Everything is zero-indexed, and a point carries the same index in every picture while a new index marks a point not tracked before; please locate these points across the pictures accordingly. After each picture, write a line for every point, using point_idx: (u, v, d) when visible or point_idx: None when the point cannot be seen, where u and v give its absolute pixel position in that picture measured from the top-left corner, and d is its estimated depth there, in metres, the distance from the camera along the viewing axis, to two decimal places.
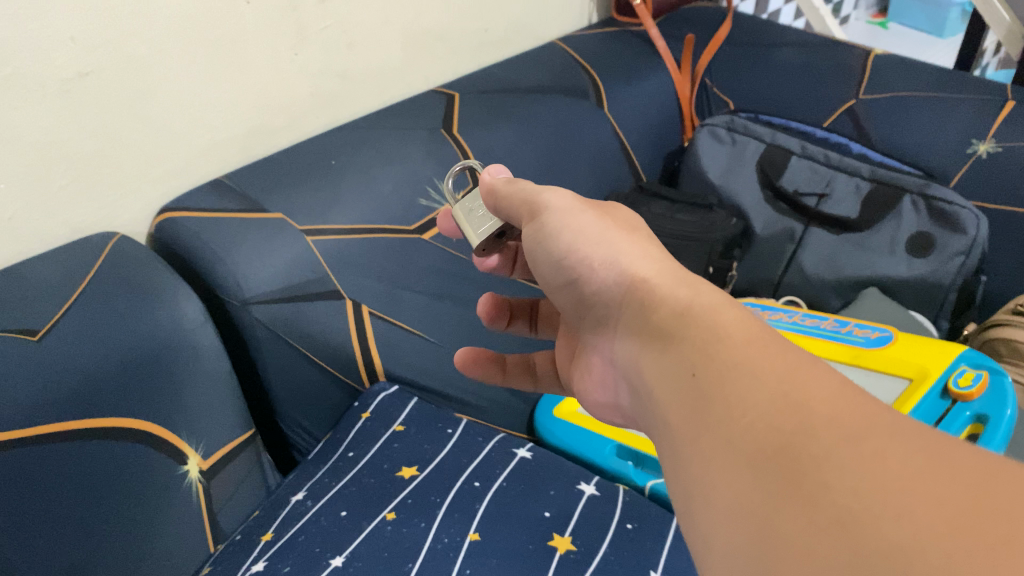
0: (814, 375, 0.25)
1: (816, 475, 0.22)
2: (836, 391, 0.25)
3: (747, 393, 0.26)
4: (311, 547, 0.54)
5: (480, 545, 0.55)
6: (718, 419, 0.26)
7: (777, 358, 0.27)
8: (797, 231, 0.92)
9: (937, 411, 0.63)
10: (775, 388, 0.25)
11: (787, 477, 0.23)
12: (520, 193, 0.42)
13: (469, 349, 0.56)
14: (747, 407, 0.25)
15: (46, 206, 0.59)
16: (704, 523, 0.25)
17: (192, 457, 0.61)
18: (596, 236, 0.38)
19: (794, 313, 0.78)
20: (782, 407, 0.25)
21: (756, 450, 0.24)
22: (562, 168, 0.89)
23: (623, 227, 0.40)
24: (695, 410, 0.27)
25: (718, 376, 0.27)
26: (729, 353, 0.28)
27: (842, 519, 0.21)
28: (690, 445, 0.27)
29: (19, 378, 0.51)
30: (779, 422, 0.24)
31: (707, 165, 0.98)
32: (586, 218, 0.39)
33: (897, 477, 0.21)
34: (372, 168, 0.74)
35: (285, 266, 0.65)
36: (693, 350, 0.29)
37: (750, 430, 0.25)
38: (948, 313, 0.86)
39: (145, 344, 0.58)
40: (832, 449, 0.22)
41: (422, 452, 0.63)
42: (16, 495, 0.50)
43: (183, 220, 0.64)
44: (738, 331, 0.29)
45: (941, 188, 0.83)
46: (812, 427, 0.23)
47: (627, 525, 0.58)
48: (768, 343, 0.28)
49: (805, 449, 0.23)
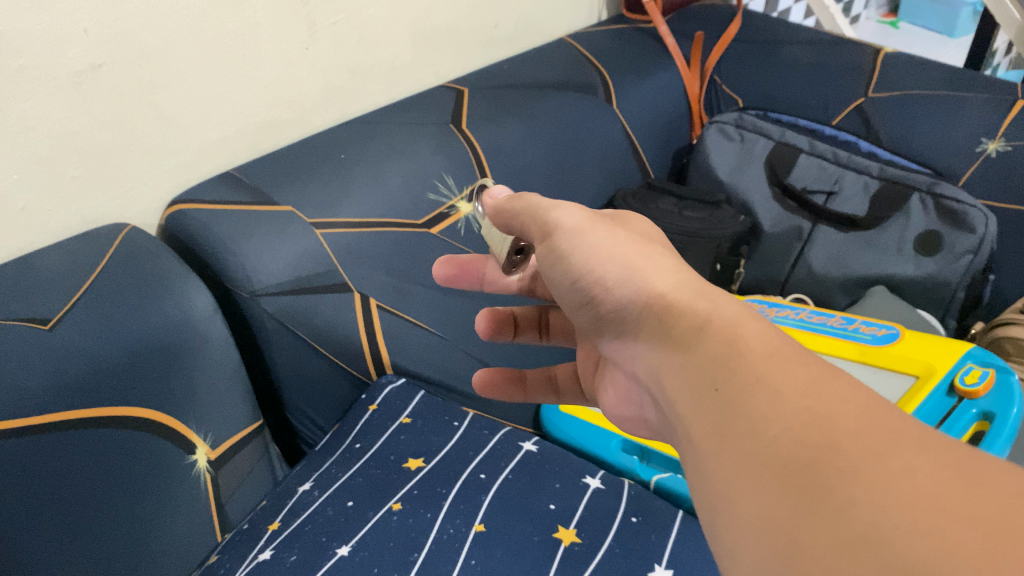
0: (837, 390, 0.26)
1: (842, 490, 0.22)
2: (861, 407, 0.25)
3: (772, 409, 0.26)
4: (317, 536, 0.54)
5: (485, 536, 0.55)
6: (742, 433, 0.26)
7: (800, 373, 0.27)
8: (805, 228, 0.92)
9: (943, 408, 0.63)
10: (799, 402, 0.26)
11: (814, 492, 0.23)
12: (535, 211, 0.44)
13: (486, 372, 0.57)
14: (772, 422, 0.26)
15: (59, 197, 0.60)
16: (729, 541, 0.25)
17: (200, 447, 0.62)
18: (604, 251, 0.39)
19: (801, 310, 0.78)
20: (807, 421, 0.25)
21: (782, 466, 0.24)
22: (571, 165, 0.90)
23: (637, 241, 0.40)
24: (717, 423, 0.28)
25: (741, 389, 0.28)
26: (751, 367, 0.28)
27: (869, 534, 0.21)
28: (713, 458, 0.27)
29: (31, 365, 0.52)
30: (805, 438, 0.24)
31: (716, 162, 0.98)
32: (596, 234, 0.40)
33: (925, 493, 0.21)
34: (381, 162, 0.74)
35: (294, 258, 0.65)
36: (712, 365, 0.30)
37: (775, 445, 0.25)
38: (955, 311, 0.85)
39: (155, 334, 0.58)
40: (857, 464, 0.23)
41: (428, 444, 0.64)
42: (26, 482, 0.50)
43: (191, 212, 0.64)
44: (760, 345, 0.29)
45: (951, 187, 0.82)
46: (838, 442, 0.24)
47: (633, 518, 0.58)
48: (791, 358, 0.28)
49: (831, 464, 0.23)
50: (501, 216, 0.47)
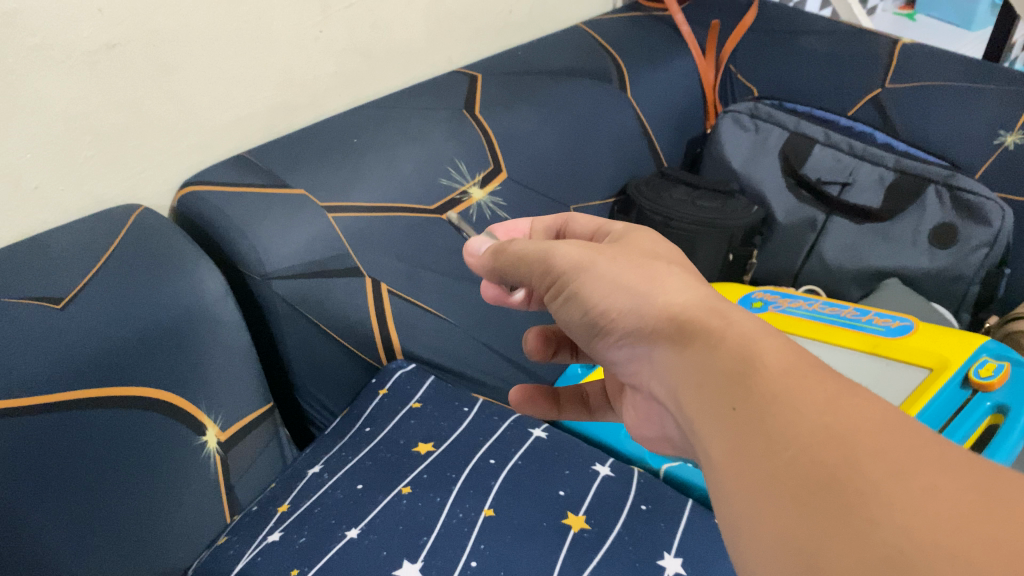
0: (854, 404, 0.25)
1: (863, 510, 0.21)
2: (878, 420, 0.24)
3: (789, 424, 0.25)
4: (327, 518, 0.54)
5: (495, 521, 0.55)
6: (760, 449, 0.25)
7: (815, 387, 0.26)
8: (819, 220, 0.91)
9: (957, 401, 0.62)
10: (816, 417, 0.25)
11: (835, 512, 0.22)
12: (532, 254, 0.41)
13: (523, 388, 0.54)
14: (789, 441, 0.25)
15: (73, 176, 0.60)
16: (755, 562, 0.24)
17: (210, 428, 0.62)
18: (611, 286, 0.36)
19: (814, 301, 0.77)
20: (825, 438, 0.24)
21: (801, 485, 0.23)
22: (582, 152, 0.89)
23: (639, 260, 0.37)
24: (733, 439, 0.27)
25: (756, 402, 0.26)
26: (766, 379, 0.27)
27: (892, 557, 0.20)
28: (731, 477, 0.26)
29: (48, 344, 0.52)
30: (822, 456, 0.23)
31: (729, 153, 0.98)
32: (601, 265, 0.37)
33: (947, 517, 0.20)
34: (394, 146, 0.74)
35: (306, 242, 0.65)
36: (727, 379, 0.28)
37: (793, 465, 0.24)
38: (969, 306, 0.85)
39: (168, 315, 0.59)
40: (879, 484, 0.22)
41: (438, 429, 0.64)
42: (43, 459, 0.51)
43: (202, 194, 0.64)
44: (773, 356, 0.28)
45: (966, 178, 0.81)
46: (857, 461, 0.23)
47: (642, 506, 0.58)
48: (805, 370, 0.27)
49: (852, 485, 0.22)
50: (500, 265, 0.44)
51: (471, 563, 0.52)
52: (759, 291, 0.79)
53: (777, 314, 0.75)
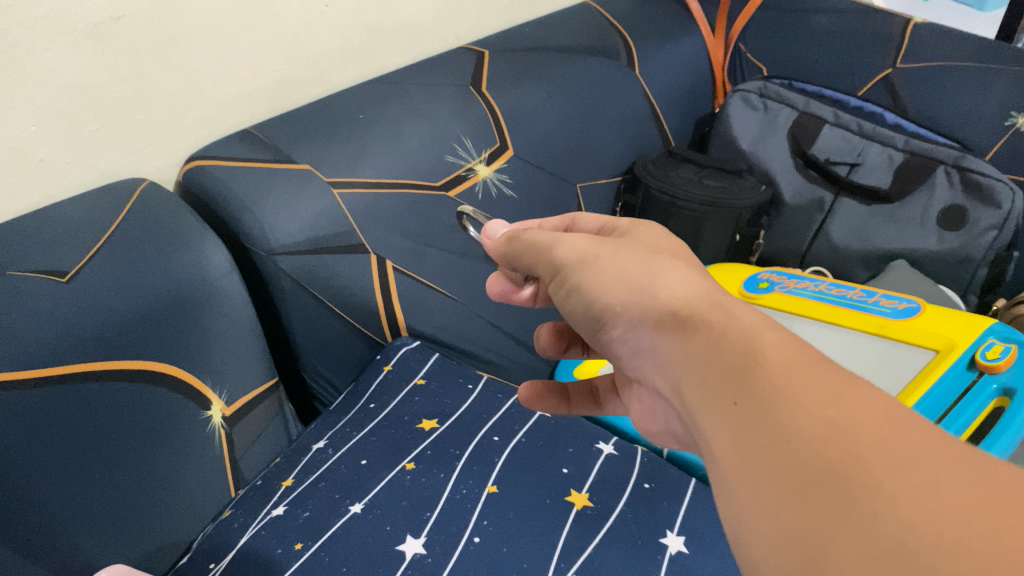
0: (858, 396, 0.24)
1: (866, 504, 0.20)
2: (882, 413, 0.23)
3: (791, 417, 0.24)
4: (331, 493, 0.55)
5: (498, 498, 0.55)
6: (759, 441, 0.24)
7: (819, 379, 0.25)
8: (827, 200, 0.90)
9: (963, 383, 0.61)
10: (819, 411, 0.23)
11: (835, 505, 0.21)
12: (537, 248, 0.41)
13: (531, 385, 0.52)
14: (791, 433, 0.23)
15: (79, 150, 0.59)
16: (751, 558, 0.23)
17: (215, 403, 0.62)
18: (611, 279, 0.35)
19: (820, 282, 0.76)
20: (827, 431, 0.23)
21: (801, 479, 0.22)
22: (589, 131, 0.89)
23: (641, 255, 0.36)
24: (731, 431, 0.26)
25: (758, 392, 0.25)
26: (767, 371, 0.26)
27: (893, 549, 0.19)
28: (729, 471, 0.25)
29: (56, 317, 0.52)
30: (824, 450, 0.22)
31: (739, 132, 0.97)
32: (601, 261, 0.37)
33: (952, 510, 0.19)
34: (401, 121, 0.73)
35: (311, 218, 0.65)
36: (728, 372, 0.27)
37: (794, 457, 0.23)
38: (976, 288, 0.84)
39: (173, 289, 0.59)
40: (882, 477, 0.21)
41: (442, 405, 0.64)
42: (51, 431, 0.51)
43: (206, 168, 0.63)
44: (776, 349, 0.27)
45: (977, 160, 0.80)
46: (860, 455, 0.22)
47: (645, 484, 0.58)
48: (807, 363, 0.26)
49: (855, 478, 0.21)
50: (512, 246, 0.44)
51: (474, 539, 0.52)
52: (766, 272, 0.79)
53: (783, 295, 0.75)
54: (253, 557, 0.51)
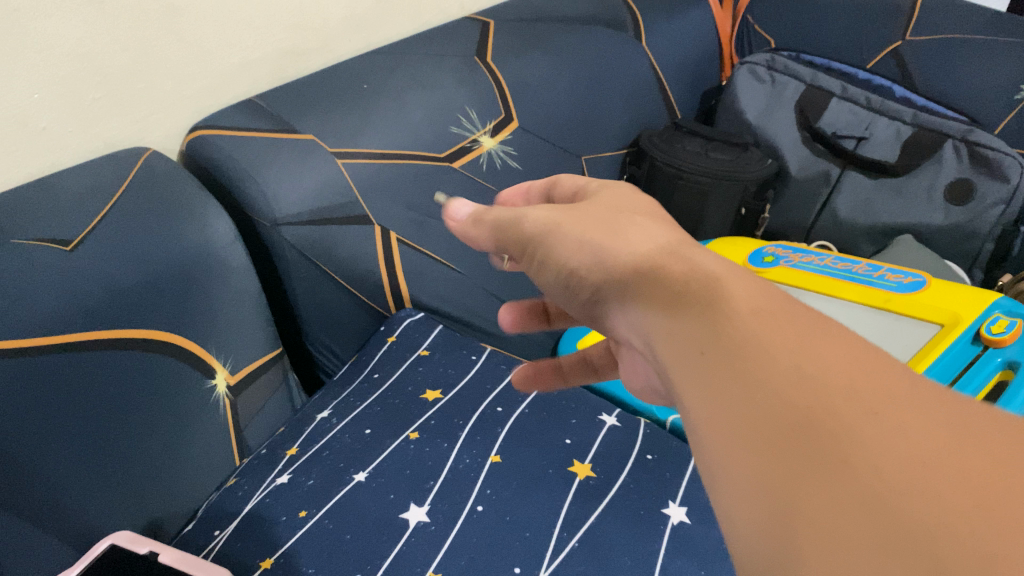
0: (827, 341, 0.22)
1: (838, 451, 0.19)
2: (852, 357, 0.21)
3: (761, 367, 0.22)
4: (335, 462, 0.55)
5: (501, 468, 0.55)
6: (729, 392, 0.22)
7: (787, 327, 0.23)
8: (833, 173, 0.89)
9: (967, 357, 0.61)
10: (789, 359, 0.22)
11: (807, 456, 0.19)
12: (499, 222, 0.38)
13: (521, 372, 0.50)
14: (761, 382, 0.21)
15: (81, 118, 0.59)
16: (725, 519, 0.21)
17: (220, 372, 0.62)
18: (577, 243, 0.34)
19: (826, 257, 0.76)
20: (797, 379, 0.21)
21: (771, 431, 0.20)
22: (595, 103, 0.88)
23: (609, 216, 0.34)
24: (702, 386, 0.23)
25: (727, 343, 0.23)
26: (736, 322, 0.24)
27: (865, 498, 0.17)
28: (701, 426, 0.23)
29: (61, 286, 0.52)
30: (794, 397, 0.20)
31: (745, 105, 0.96)
32: (569, 226, 0.34)
33: (926, 451, 0.18)
34: (405, 91, 0.73)
35: (315, 188, 0.64)
36: (698, 325, 0.25)
37: (765, 407, 0.21)
38: (982, 263, 0.84)
39: (176, 260, 0.59)
40: (854, 421, 0.19)
41: (445, 376, 0.64)
42: (59, 399, 0.51)
43: (210, 137, 0.63)
44: (746, 298, 0.25)
45: (985, 134, 0.80)
46: (830, 400, 0.20)
47: (647, 455, 0.58)
48: (775, 310, 0.24)
49: (827, 425, 0.19)
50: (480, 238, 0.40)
51: (477, 508, 0.52)
52: (771, 245, 0.79)
53: (787, 269, 0.74)
54: (259, 524, 0.51)
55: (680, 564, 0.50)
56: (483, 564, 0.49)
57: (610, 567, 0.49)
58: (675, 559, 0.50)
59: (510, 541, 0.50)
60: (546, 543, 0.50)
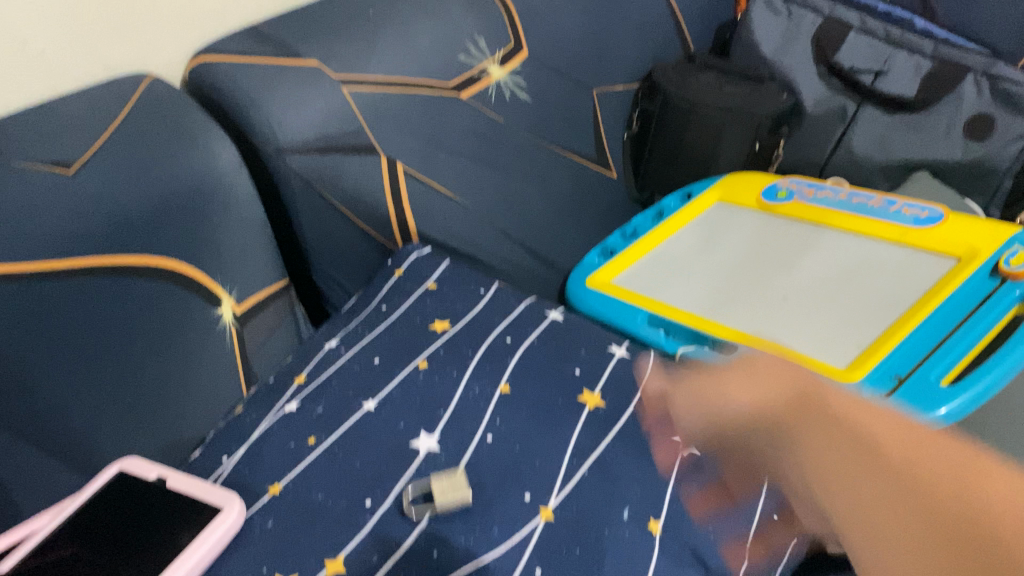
0: (943, 448, 0.27)
1: (1001, 548, 0.23)
2: (959, 459, 0.26)
3: (920, 478, 0.26)
4: (344, 390, 0.55)
5: (511, 397, 0.55)
6: (899, 510, 0.26)
7: (939, 450, 0.27)
8: (849, 109, 0.87)
9: (985, 290, 0.59)
10: (950, 479, 0.26)
11: (974, 565, 0.23)
12: None
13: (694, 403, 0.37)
14: (936, 500, 0.25)
15: (81, 41, 0.57)
16: None
17: (226, 300, 0.62)
18: (749, 381, 0.35)
19: (841, 190, 0.75)
20: (968, 509, 0.24)
21: (945, 538, 0.24)
22: (607, 35, 0.86)
23: (763, 368, 0.36)
24: (867, 495, 0.27)
25: (902, 473, 0.27)
26: (887, 454, 0.28)
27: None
28: (874, 560, 0.26)
29: (63, 209, 0.52)
30: (945, 514, 0.25)
31: (761, 39, 0.93)
32: (741, 377, 0.36)
33: None
34: (411, 17, 0.70)
35: (321, 116, 0.63)
36: (886, 470, 0.27)
37: (942, 519, 0.25)
38: (999, 202, 0.83)
39: (180, 185, 0.58)
40: (1005, 520, 0.24)
41: (454, 308, 0.63)
42: (63, 320, 0.51)
43: (213, 64, 0.62)
44: (894, 439, 0.28)
45: (1008, 68, 0.79)
46: (983, 516, 0.24)
47: (657, 385, 0.57)
48: (918, 436, 0.28)
49: (988, 539, 0.23)
50: None
51: (487, 436, 0.52)
52: (786, 180, 0.79)
53: (802, 205, 0.75)
54: (268, 450, 0.51)
55: (688, 493, 0.50)
56: (492, 490, 0.49)
57: (619, 494, 0.49)
58: (684, 488, 0.50)
59: (520, 468, 0.50)
60: (557, 470, 0.50)
